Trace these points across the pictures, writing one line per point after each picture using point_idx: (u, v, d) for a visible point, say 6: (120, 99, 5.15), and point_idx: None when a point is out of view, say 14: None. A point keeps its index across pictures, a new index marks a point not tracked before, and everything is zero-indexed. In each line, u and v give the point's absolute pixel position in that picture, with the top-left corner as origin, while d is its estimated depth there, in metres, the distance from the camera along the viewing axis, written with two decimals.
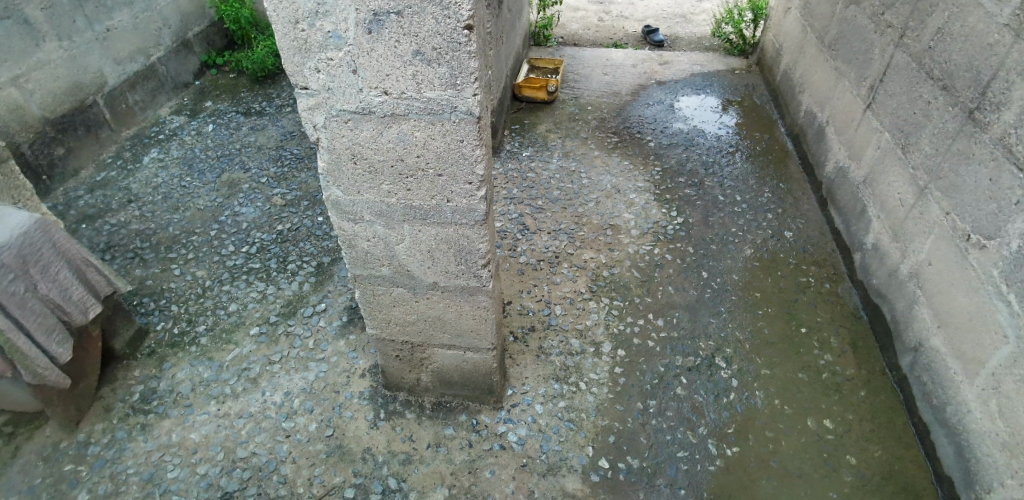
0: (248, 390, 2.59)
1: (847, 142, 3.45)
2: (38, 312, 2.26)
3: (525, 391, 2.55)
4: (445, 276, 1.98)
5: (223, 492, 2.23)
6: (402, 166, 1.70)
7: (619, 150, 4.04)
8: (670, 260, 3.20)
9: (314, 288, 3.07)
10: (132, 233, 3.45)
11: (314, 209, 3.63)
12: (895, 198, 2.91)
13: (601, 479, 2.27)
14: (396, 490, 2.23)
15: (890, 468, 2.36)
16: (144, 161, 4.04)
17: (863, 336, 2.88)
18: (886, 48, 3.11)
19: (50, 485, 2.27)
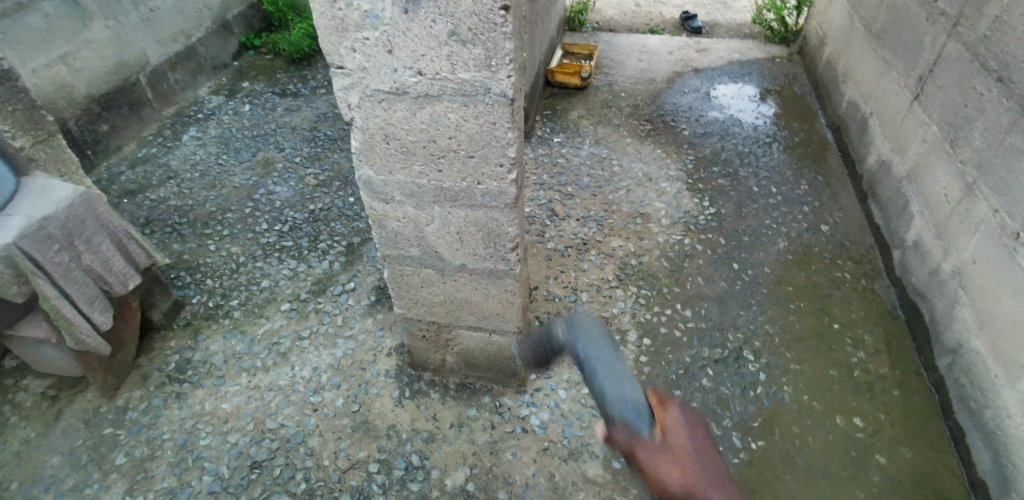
0: (278, 364, 2.65)
1: (892, 135, 3.33)
2: (81, 282, 2.35)
3: (549, 376, 2.56)
4: (474, 258, 1.99)
5: (253, 461, 2.31)
6: (434, 148, 1.70)
7: (651, 138, 3.97)
8: (701, 251, 3.15)
9: (344, 267, 3.12)
10: (171, 209, 3.55)
11: (345, 189, 3.68)
12: (940, 194, 2.81)
13: (623, 466, 2.26)
14: (418, 467, 2.27)
15: (922, 471, 2.29)
16: (184, 139, 4.14)
17: (899, 335, 2.79)
18: (938, 36, 2.98)
19: (90, 447, 2.38)
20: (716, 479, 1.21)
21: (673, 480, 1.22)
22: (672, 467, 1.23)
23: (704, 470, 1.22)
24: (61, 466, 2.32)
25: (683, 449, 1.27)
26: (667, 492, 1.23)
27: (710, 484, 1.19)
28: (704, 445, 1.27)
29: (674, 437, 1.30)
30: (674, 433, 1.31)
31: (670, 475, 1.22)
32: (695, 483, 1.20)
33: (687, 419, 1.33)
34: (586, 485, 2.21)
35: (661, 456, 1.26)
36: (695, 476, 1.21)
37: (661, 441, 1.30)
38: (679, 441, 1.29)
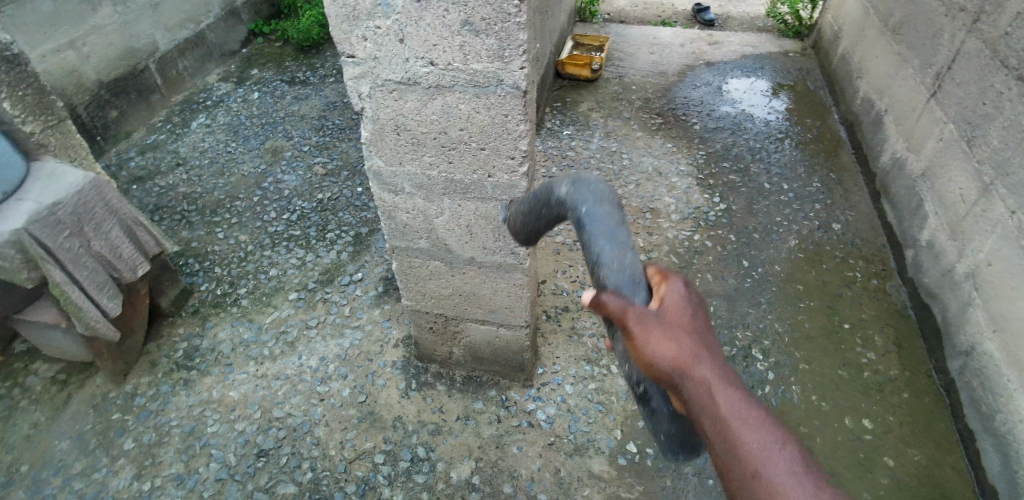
0: (285, 353, 2.66)
1: (907, 133, 3.28)
2: (91, 268, 2.35)
3: (555, 371, 2.55)
4: (483, 252, 1.98)
5: (260, 449, 2.31)
6: (445, 139, 1.68)
7: (662, 132, 3.94)
8: (710, 247, 3.13)
9: (352, 257, 3.12)
10: (180, 196, 3.56)
11: (353, 179, 3.67)
12: (956, 194, 2.77)
13: (628, 462, 2.26)
14: (424, 459, 2.27)
15: (930, 473, 2.28)
16: (193, 126, 4.14)
17: (910, 336, 2.77)
18: (957, 32, 2.92)
19: (99, 432, 2.40)
20: (706, 355, 1.25)
21: (664, 354, 1.24)
22: (664, 341, 1.25)
23: (697, 346, 1.25)
24: (69, 450, 2.34)
25: (678, 324, 1.28)
26: (655, 363, 1.25)
27: (701, 361, 1.23)
28: (701, 324, 1.28)
29: (670, 312, 1.30)
30: (671, 308, 1.31)
31: (662, 349, 1.24)
32: (686, 358, 1.23)
33: (684, 296, 1.33)
34: (592, 480, 2.21)
35: (655, 329, 1.27)
36: (688, 354, 1.24)
37: (658, 313, 1.29)
38: (676, 315, 1.29)
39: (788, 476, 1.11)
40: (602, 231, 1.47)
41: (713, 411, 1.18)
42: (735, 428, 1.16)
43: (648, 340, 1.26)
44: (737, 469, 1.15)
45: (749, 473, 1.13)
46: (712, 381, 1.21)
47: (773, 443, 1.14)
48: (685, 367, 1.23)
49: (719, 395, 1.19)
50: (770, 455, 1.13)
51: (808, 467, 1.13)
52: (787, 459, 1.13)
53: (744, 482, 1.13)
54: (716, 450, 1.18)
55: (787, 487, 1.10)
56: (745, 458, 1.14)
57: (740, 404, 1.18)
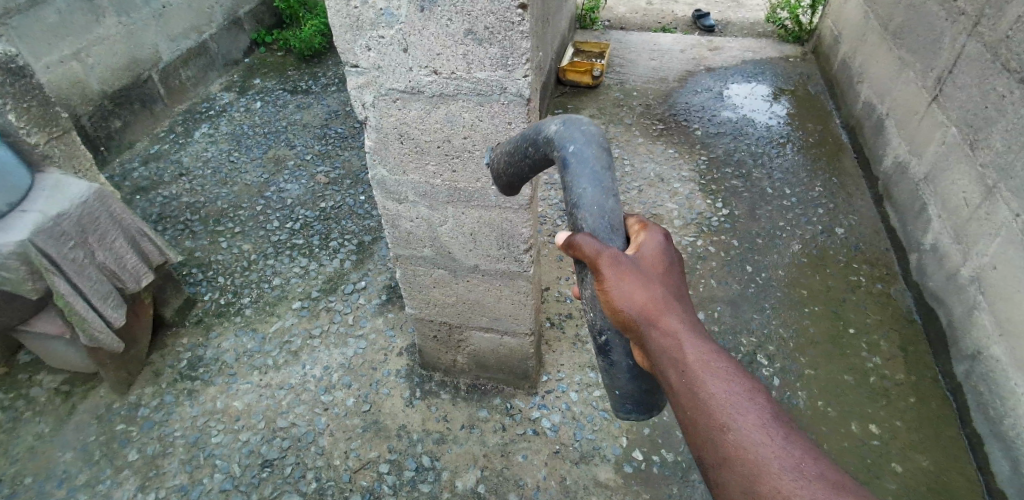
0: (289, 362, 2.66)
1: (909, 136, 3.28)
2: (95, 279, 2.35)
3: (560, 378, 2.55)
4: (487, 260, 1.98)
5: (264, 459, 2.31)
6: (448, 147, 1.69)
7: (663, 137, 3.94)
8: (714, 252, 3.12)
9: (355, 266, 3.12)
10: (183, 205, 3.57)
11: (356, 187, 3.67)
12: (959, 198, 2.76)
13: (634, 470, 2.25)
14: (429, 468, 2.26)
15: (938, 479, 2.26)
16: (195, 136, 4.15)
17: (915, 340, 2.76)
18: (958, 36, 2.93)
19: (103, 443, 2.39)
20: (676, 305, 1.17)
21: (634, 301, 1.15)
22: (636, 287, 1.16)
23: (668, 296, 1.16)
24: (73, 462, 2.34)
25: (650, 272, 1.18)
26: (625, 310, 1.16)
27: (672, 311, 1.15)
28: (675, 274, 1.20)
29: (645, 259, 1.20)
30: (646, 255, 1.21)
31: (636, 295, 1.15)
32: (656, 306, 1.15)
33: (661, 245, 1.22)
34: (597, 488, 2.19)
35: (628, 273, 1.17)
36: (662, 301, 1.15)
37: (631, 258, 1.19)
38: (649, 262, 1.20)
39: (758, 428, 1.03)
40: (589, 174, 1.27)
41: (681, 362, 1.11)
42: (703, 378, 1.08)
43: (617, 285, 1.16)
44: (702, 422, 1.07)
45: (715, 424, 1.05)
46: (681, 332, 1.13)
47: (742, 394, 1.07)
48: (654, 316, 1.15)
49: (687, 346, 1.11)
50: (740, 407, 1.05)
51: (778, 420, 1.05)
52: (758, 411, 1.05)
53: (710, 435, 1.05)
54: (680, 401, 1.10)
55: (756, 439, 1.02)
56: (712, 410, 1.06)
57: (709, 356, 1.11)
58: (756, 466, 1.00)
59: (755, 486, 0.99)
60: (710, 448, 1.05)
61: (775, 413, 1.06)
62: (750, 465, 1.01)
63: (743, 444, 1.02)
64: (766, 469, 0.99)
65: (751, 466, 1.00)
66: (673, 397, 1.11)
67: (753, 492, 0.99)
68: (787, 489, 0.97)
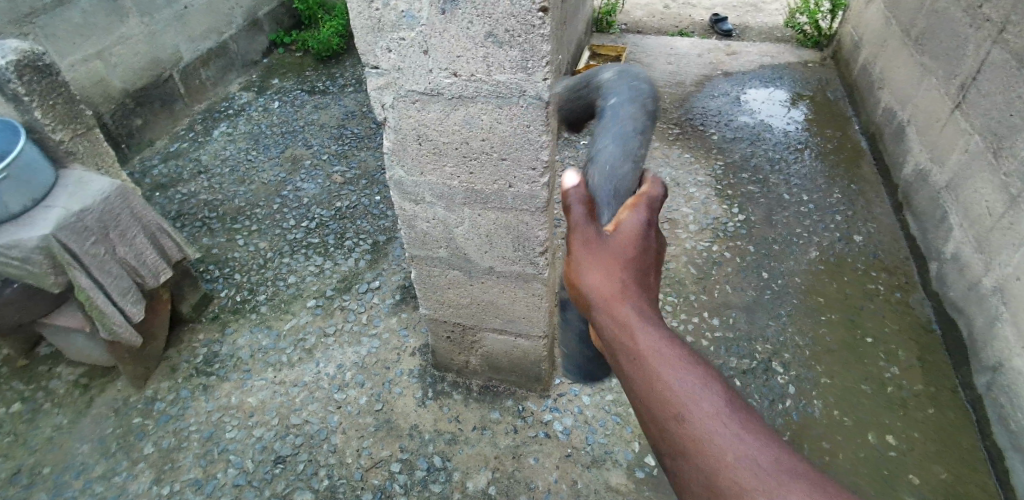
0: (303, 360, 2.68)
1: (931, 144, 3.24)
2: (116, 274, 2.39)
3: (572, 381, 2.54)
4: (502, 262, 1.98)
5: (277, 456, 2.33)
6: (466, 149, 1.69)
7: (679, 142, 3.92)
8: (729, 258, 3.10)
9: (369, 265, 3.14)
10: (201, 203, 3.61)
11: (371, 187, 3.70)
12: (982, 207, 2.72)
13: (646, 475, 2.24)
14: (440, 468, 2.27)
15: (957, 492, 2.23)
16: (214, 134, 4.21)
17: (935, 350, 2.71)
18: (983, 43, 2.89)
19: (120, 435, 2.43)
20: (636, 292, 1.14)
21: (597, 283, 1.15)
22: (598, 273, 1.16)
23: (628, 284, 1.14)
24: (90, 454, 2.37)
25: (617, 256, 1.16)
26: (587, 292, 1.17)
27: (631, 300, 1.13)
28: (647, 256, 1.19)
29: (615, 239, 1.18)
30: (616, 234, 1.20)
31: (598, 278, 1.15)
32: (616, 295, 1.14)
33: (638, 224, 1.20)
34: (609, 492, 2.19)
35: (593, 260, 1.17)
36: (624, 286, 1.14)
37: (598, 240, 1.19)
38: (617, 244, 1.18)
39: (710, 418, 1.00)
40: (615, 129, 1.35)
41: (635, 351, 1.08)
42: (658, 369, 1.05)
43: (583, 271, 1.17)
44: (660, 414, 1.04)
45: (671, 417, 1.03)
46: (638, 322, 1.10)
47: (697, 384, 1.04)
48: (612, 304, 1.13)
49: (641, 336, 1.08)
50: (695, 399, 1.03)
51: (732, 410, 1.02)
52: (711, 401, 1.02)
53: (666, 427, 1.03)
54: (638, 392, 1.08)
55: (709, 430, 0.99)
56: (667, 403, 1.04)
57: (666, 346, 1.07)
58: (710, 457, 0.98)
59: (712, 479, 0.97)
60: (667, 439, 1.04)
61: (731, 404, 1.03)
62: (705, 456, 0.98)
63: (699, 435, 1.00)
64: (718, 459, 0.97)
65: (705, 458, 0.98)
66: (631, 388, 1.10)
67: (711, 486, 0.97)
68: (739, 483, 0.94)
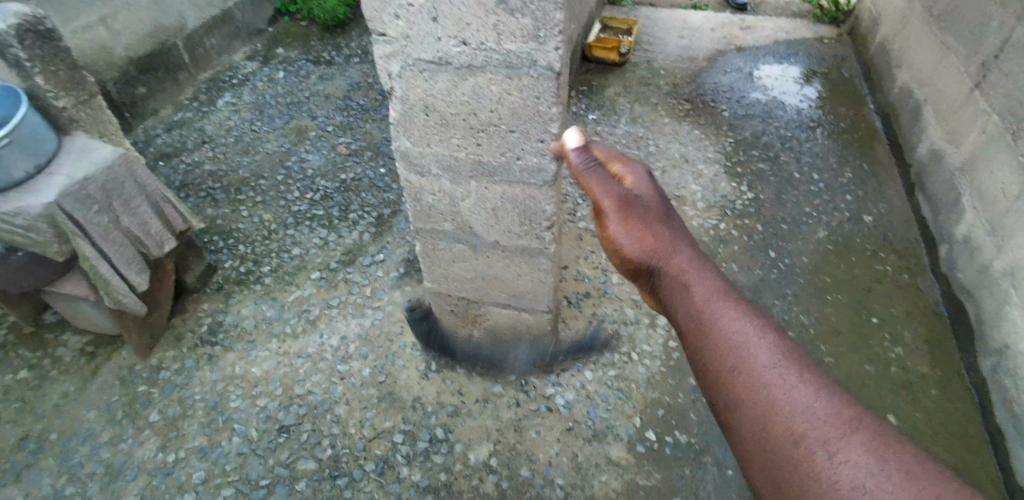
0: (307, 331, 2.69)
1: (947, 124, 3.17)
2: (120, 244, 2.39)
3: (575, 356, 2.54)
4: (507, 236, 1.96)
5: (281, 425, 2.35)
6: (474, 121, 1.66)
7: (689, 118, 3.85)
8: (736, 237, 3.06)
9: (374, 238, 3.12)
10: (205, 173, 3.59)
11: (377, 160, 3.67)
12: (997, 188, 2.67)
13: (647, 451, 2.25)
14: (443, 440, 2.29)
15: (957, 474, 2.23)
16: (219, 104, 4.16)
17: (941, 333, 2.69)
18: (1008, 20, 2.81)
19: (126, 403, 2.45)
20: (685, 247, 1.30)
21: (633, 243, 1.34)
22: (640, 231, 1.33)
23: (674, 239, 1.31)
24: (97, 421, 2.40)
25: (657, 215, 1.36)
26: (630, 253, 1.35)
27: (679, 252, 1.29)
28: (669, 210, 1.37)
29: (647, 202, 1.39)
30: (650, 201, 1.39)
31: (632, 238, 1.34)
32: (663, 250, 1.30)
33: (649, 183, 1.44)
34: (609, 467, 2.20)
35: (636, 220, 1.34)
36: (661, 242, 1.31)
37: (635, 200, 1.37)
38: (649, 204, 1.38)
39: (768, 366, 1.07)
40: None
41: (691, 302, 1.21)
42: (714, 317, 1.16)
43: (625, 232, 1.35)
44: (716, 363, 1.11)
45: (726, 366, 1.10)
46: (689, 273, 1.25)
47: (752, 333, 1.12)
48: (662, 258, 1.29)
49: (696, 286, 1.22)
50: (753, 345, 1.10)
51: (789, 358, 1.08)
52: (768, 349, 1.09)
53: (723, 378, 1.10)
54: (694, 343, 1.17)
55: (766, 378, 1.06)
56: (725, 351, 1.11)
57: (719, 297, 1.19)
58: (767, 405, 1.03)
59: (765, 425, 1.02)
60: (723, 391, 1.10)
61: (786, 352, 1.09)
62: (762, 407, 1.04)
63: (757, 388, 1.05)
64: (779, 405, 1.03)
65: (762, 406, 1.04)
66: (689, 342, 1.18)
67: (764, 438, 1.02)
68: (798, 431, 0.99)
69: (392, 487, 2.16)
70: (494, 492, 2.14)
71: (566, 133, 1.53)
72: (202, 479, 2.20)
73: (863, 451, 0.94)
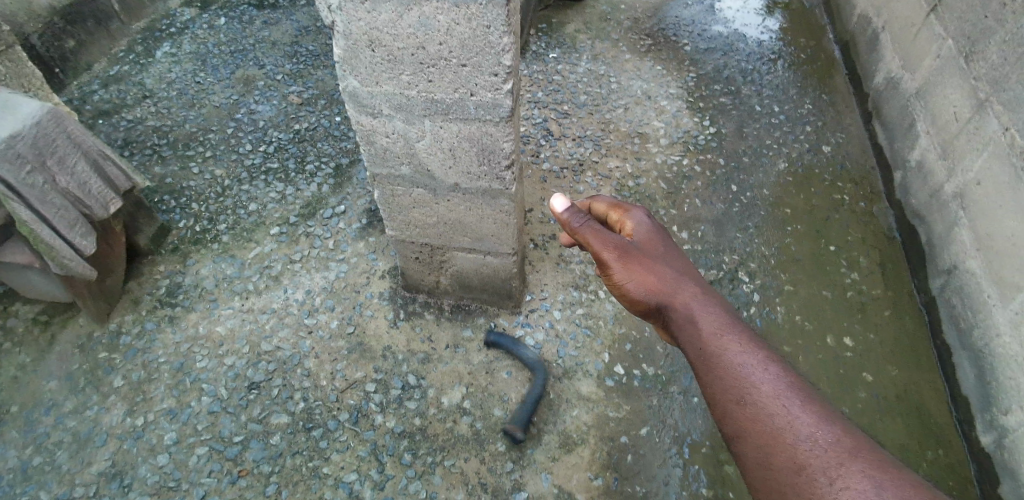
0: (271, 287, 2.63)
1: (904, 51, 3.19)
2: (59, 205, 2.25)
3: (543, 297, 2.56)
4: (467, 178, 1.92)
5: (250, 382, 2.32)
6: (423, 55, 1.58)
7: (651, 53, 3.78)
8: (699, 172, 3.07)
9: (333, 189, 3.03)
10: (149, 130, 3.39)
11: (331, 108, 3.52)
12: (949, 113, 2.72)
13: (616, 384, 2.32)
14: (415, 386, 2.30)
15: (906, 388, 2.37)
16: (157, 56, 3.89)
17: (894, 258, 2.80)
18: None
19: (87, 371, 2.38)
20: (688, 283, 1.33)
21: (639, 284, 1.35)
22: (643, 273, 1.35)
23: (676, 277, 1.34)
24: (58, 390, 2.33)
25: (654, 254, 1.39)
26: (636, 296, 1.36)
27: (684, 289, 1.31)
28: (666, 247, 1.41)
29: (643, 244, 1.42)
30: (646, 242, 1.43)
31: (637, 281, 1.35)
32: (667, 288, 1.32)
33: (647, 225, 1.47)
34: (580, 402, 2.26)
35: (637, 262, 1.37)
36: (665, 280, 1.33)
37: (632, 245, 1.40)
38: (646, 245, 1.41)
39: (772, 396, 1.13)
40: None
41: (696, 335, 1.24)
42: (719, 349, 1.20)
43: (627, 273, 1.37)
44: (722, 395, 1.18)
45: (733, 399, 1.16)
46: (693, 306, 1.28)
47: (756, 364, 1.17)
48: (667, 295, 1.32)
49: (702, 319, 1.26)
50: (757, 378, 1.16)
51: (794, 391, 1.14)
52: (772, 380, 1.15)
53: (728, 409, 1.16)
54: (701, 375, 1.22)
55: (769, 408, 1.12)
56: (731, 382, 1.17)
57: (723, 328, 1.23)
58: (772, 435, 1.10)
59: (772, 456, 1.10)
60: (729, 421, 1.16)
61: (792, 384, 1.15)
62: (767, 436, 1.11)
63: (763, 417, 1.12)
64: (784, 436, 1.09)
65: (767, 436, 1.10)
66: (697, 374, 1.23)
67: (768, 464, 1.10)
68: (802, 459, 1.06)
69: (367, 434, 2.18)
70: (469, 432, 2.18)
71: (552, 197, 1.49)
72: (174, 440, 2.18)
73: (862, 479, 1.00)
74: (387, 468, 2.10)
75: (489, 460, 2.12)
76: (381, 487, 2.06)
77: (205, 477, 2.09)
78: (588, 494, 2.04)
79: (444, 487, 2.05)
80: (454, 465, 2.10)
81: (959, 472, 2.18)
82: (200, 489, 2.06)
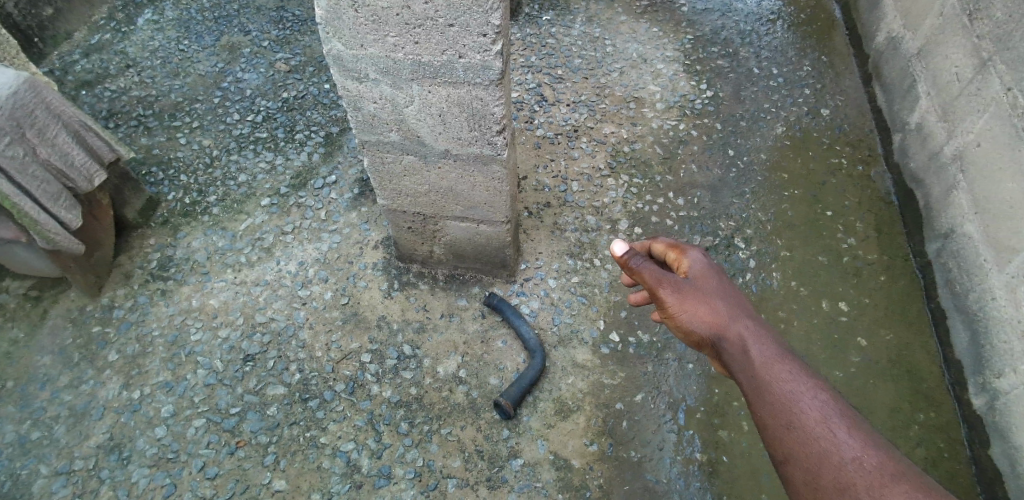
0: (262, 260, 2.60)
1: (906, 9, 3.11)
2: (41, 178, 2.19)
3: (537, 266, 2.54)
4: (458, 144, 1.88)
5: (245, 354, 2.31)
6: (409, 15, 1.52)
7: (647, 14, 3.67)
8: (696, 137, 3.02)
9: (324, 159, 2.98)
10: (133, 100, 3.31)
11: (319, 76, 3.44)
12: (950, 73, 2.67)
13: (611, 351, 2.32)
14: (411, 356, 2.30)
15: (899, 352, 2.38)
16: (139, 23, 3.76)
17: (890, 222, 2.78)
18: None
19: (81, 346, 2.37)
20: (745, 318, 1.28)
21: (699, 320, 1.28)
22: (700, 308, 1.29)
23: (733, 311, 1.28)
24: (52, 366, 2.32)
25: (711, 290, 1.31)
26: (695, 331, 1.29)
27: (740, 323, 1.26)
28: (724, 284, 1.33)
29: (699, 280, 1.34)
30: (702, 277, 1.34)
31: (698, 317, 1.28)
32: (724, 322, 1.27)
33: (704, 265, 1.38)
34: (575, 369, 2.27)
35: (693, 298, 1.30)
36: (724, 316, 1.27)
37: (689, 282, 1.33)
38: (702, 281, 1.33)
39: (819, 422, 1.10)
40: None
41: (751, 368, 1.20)
42: (771, 378, 1.17)
43: (684, 309, 1.30)
44: (773, 421, 1.15)
45: (782, 423, 1.13)
46: (749, 340, 1.23)
47: (804, 391, 1.14)
48: (723, 330, 1.27)
49: (755, 351, 1.22)
50: (804, 404, 1.13)
51: (843, 417, 1.11)
52: (820, 407, 1.12)
53: (777, 434, 1.14)
54: (754, 403, 1.19)
55: (816, 433, 1.09)
56: (780, 408, 1.14)
57: (776, 359, 1.19)
58: (818, 456, 1.07)
59: (816, 475, 1.07)
60: (777, 443, 1.13)
61: (838, 409, 1.12)
62: (815, 458, 1.08)
63: (809, 439, 1.09)
64: (830, 457, 1.06)
65: (812, 456, 1.08)
66: (750, 403, 1.19)
67: (816, 485, 1.07)
68: (847, 478, 1.03)
69: (364, 405, 2.18)
70: (465, 401, 2.19)
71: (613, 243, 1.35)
72: (171, 412, 2.18)
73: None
74: (384, 437, 2.11)
75: (485, 427, 2.13)
76: (378, 455, 2.07)
77: (203, 448, 2.10)
78: (583, 460, 2.06)
79: (441, 455, 2.07)
80: (450, 433, 2.12)
81: (950, 435, 2.21)
82: (198, 460, 2.07)
